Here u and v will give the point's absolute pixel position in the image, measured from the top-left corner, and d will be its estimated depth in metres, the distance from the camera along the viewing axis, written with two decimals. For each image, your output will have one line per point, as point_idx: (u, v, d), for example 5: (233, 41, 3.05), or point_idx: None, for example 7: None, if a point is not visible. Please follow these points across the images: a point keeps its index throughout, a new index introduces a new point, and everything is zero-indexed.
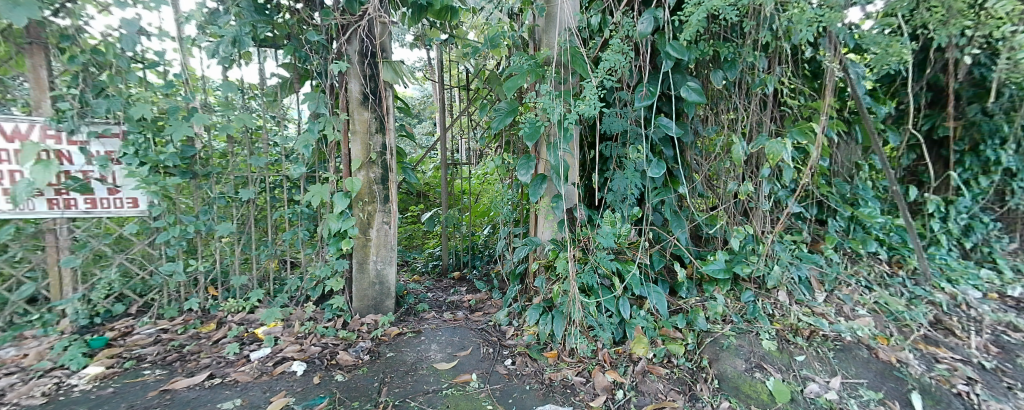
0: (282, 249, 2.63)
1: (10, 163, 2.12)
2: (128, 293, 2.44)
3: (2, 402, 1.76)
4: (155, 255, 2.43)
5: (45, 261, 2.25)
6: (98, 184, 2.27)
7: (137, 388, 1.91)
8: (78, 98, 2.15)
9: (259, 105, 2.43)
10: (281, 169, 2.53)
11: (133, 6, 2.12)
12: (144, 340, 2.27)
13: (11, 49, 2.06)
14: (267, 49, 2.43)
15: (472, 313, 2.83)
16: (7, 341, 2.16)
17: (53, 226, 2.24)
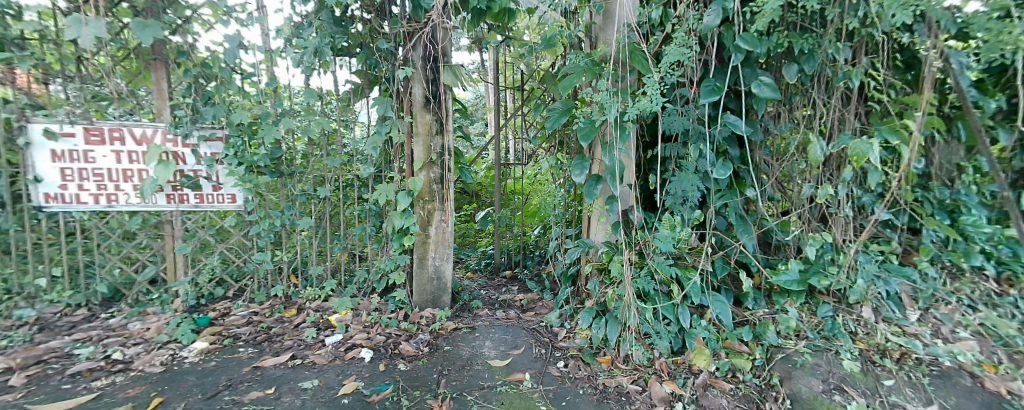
0: (353, 243, 2.82)
1: (139, 164, 2.50)
2: (225, 278, 2.75)
3: (132, 368, 2.06)
4: (248, 245, 2.71)
5: (163, 248, 2.64)
6: (206, 181, 2.59)
7: (235, 363, 2.14)
8: (191, 106, 2.46)
9: (334, 110, 2.61)
10: (351, 169, 2.71)
11: (233, 23, 2.39)
12: (239, 321, 2.55)
13: (142, 64, 2.44)
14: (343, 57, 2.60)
15: (524, 313, 2.86)
16: (135, 315, 2.53)
17: (170, 217, 2.61)
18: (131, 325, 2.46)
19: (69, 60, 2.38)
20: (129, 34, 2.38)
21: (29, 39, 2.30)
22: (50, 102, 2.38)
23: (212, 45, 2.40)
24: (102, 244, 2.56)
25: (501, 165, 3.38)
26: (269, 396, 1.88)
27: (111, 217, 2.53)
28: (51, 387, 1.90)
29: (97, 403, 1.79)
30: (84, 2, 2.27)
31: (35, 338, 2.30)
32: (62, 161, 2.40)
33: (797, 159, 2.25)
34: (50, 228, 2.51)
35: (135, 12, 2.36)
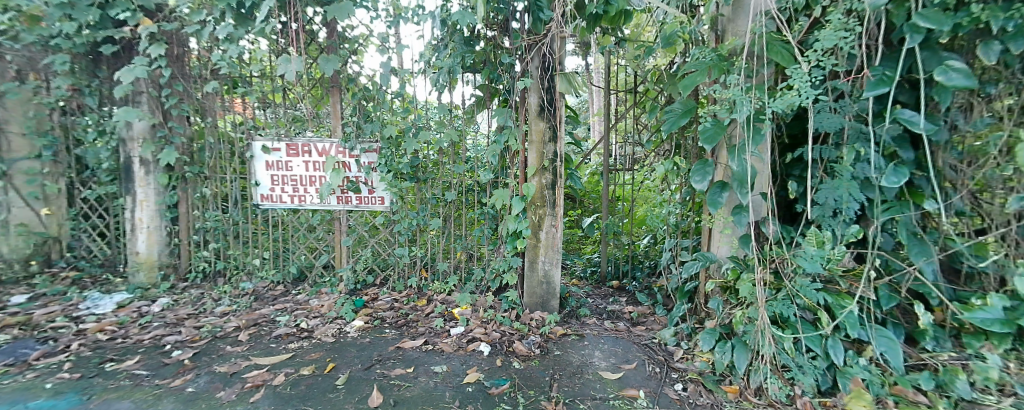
0: (472, 244, 3.06)
1: (319, 171, 3.14)
2: (374, 268, 3.25)
3: (313, 336, 2.59)
4: (392, 241, 3.16)
5: (333, 240, 3.26)
6: (364, 185, 3.10)
7: (383, 342, 2.52)
8: (356, 123, 2.99)
9: (461, 121, 2.88)
10: (474, 175, 2.95)
11: (387, 52, 2.83)
12: (384, 306, 2.98)
13: (324, 91, 3.04)
14: (469, 74, 2.85)
15: (634, 327, 2.74)
16: (313, 294, 3.17)
17: (339, 215, 3.19)
18: (310, 301, 3.09)
19: (278, 92, 3.11)
20: (316, 68, 2.97)
21: (252, 77, 3.09)
22: (264, 125, 3.15)
23: (370, 74, 2.91)
24: (295, 235, 3.28)
25: (609, 172, 3.26)
26: (408, 374, 2.17)
27: (302, 213, 3.23)
28: (263, 344, 2.49)
29: (292, 361, 2.29)
30: (287, 46, 2.95)
31: (253, 305, 3.05)
32: (272, 170, 3.16)
33: (1000, 162, 1.71)
34: (263, 221, 3.30)
35: (319, 50, 2.98)
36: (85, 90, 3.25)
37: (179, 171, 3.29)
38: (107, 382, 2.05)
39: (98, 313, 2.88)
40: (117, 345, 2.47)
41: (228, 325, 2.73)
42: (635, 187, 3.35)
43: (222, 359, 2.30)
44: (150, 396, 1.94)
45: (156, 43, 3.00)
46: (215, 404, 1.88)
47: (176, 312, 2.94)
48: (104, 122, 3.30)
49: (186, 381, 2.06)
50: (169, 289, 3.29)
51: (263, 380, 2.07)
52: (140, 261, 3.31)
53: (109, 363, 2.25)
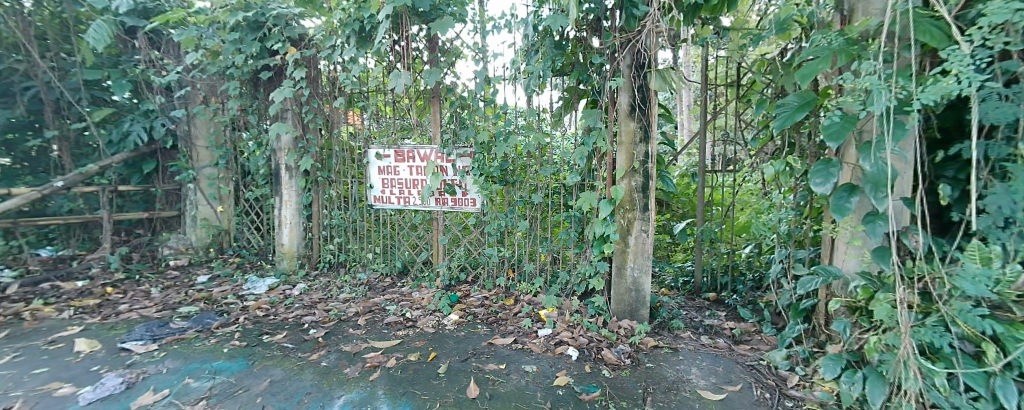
0: (559, 246, 3.05)
1: (421, 175, 3.44)
2: (466, 266, 3.44)
3: (416, 326, 2.84)
4: (482, 241, 3.32)
5: (431, 238, 3.54)
6: (458, 188, 3.30)
7: (475, 337, 2.65)
8: (453, 130, 3.20)
9: (548, 124, 2.90)
10: (560, 178, 2.94)
11: (481, 61, 2.97)
12: (475, 302, 3.14)
13: (425, 101, 3.32)
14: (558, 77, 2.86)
15: (737, 345, 2.48)
16: (414, 287, 3.47)
17: (436, 215, 3.45)
18: (412, 293, 3.39)
19: (388, 104, 3.47)
20: (420, 81, 3.26)
21: (369, 92, 3.51)
22: (377, 134, 3.56)
23: (466, 83, 3.10)
24: (400, 232, 3.64)
25: (706, 172, 2.99)
26: (501, 370, 2.25)
27: (406, 213, 3.56)
28: (377, 330, 2.81)
29: (400, 347, 2.54)
30: (396, 62, 3.29)
31: (367, 294, 3.46)
32: (383, 174, 3.55)
33: None
34: (374, 220, 3.73)
35: (424, 63, 3.26)
36: (249, 110, 4.01)
37: (313, 176, 3.87)
38: (265, 351, 2.50)
39: (255, 293, 3.52)
40: (270, 321, 3.00)
41: (348, 310, 3.13)
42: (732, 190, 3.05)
43: (346, 340, 2.65)
44: (295, 366, 2.31)
45: (298, 68, 3.58)
46: (342, 378, 2.16)
47: (309, 296, 3.46)
48: (260, 136, 4.03)
49: (320, 356, 2.42)
50: (304, 276, 3.88)
51: (379, 362, 2.33)
52: (284, 252, 3.96)
53: (264, 335, 2.74)
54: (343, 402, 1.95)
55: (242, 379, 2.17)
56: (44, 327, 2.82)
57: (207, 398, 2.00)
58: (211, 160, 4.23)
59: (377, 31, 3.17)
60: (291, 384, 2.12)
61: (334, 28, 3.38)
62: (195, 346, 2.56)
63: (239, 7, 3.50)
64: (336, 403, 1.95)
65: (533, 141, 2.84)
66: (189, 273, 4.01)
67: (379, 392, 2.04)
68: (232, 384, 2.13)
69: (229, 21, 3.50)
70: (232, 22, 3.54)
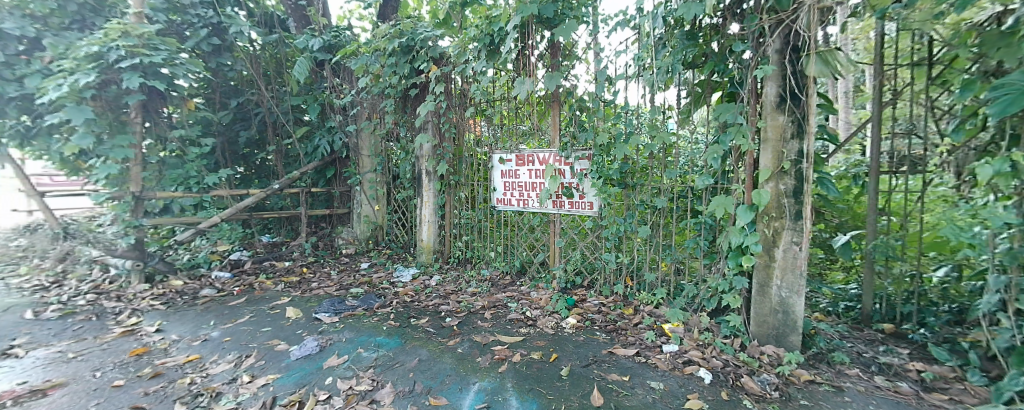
0: (684, 255, 2.83)
1: (540, 178, 3.56)
2: (582, 270, 3.44)
3: (536, 326, 2.95)
4: (599, 245, 3.28)
5: (548, 240, 3.63)
6: (575, 191, 3.31)
7: (594, 344, 2.63)
8: (573, 134, 3.24)
9: (675, 122, 2.74)
10: (688, 181, 2.74)
11: (604, 62, 2.95)
12: (593, 308, 3.11)
13: (545, 105, 3.42)
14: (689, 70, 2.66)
15: (928, 393, 1.98)
16: (533, 287, 3.61)
17: (553, 218, 3.54)
18: (530, 293, 3.54)
19: (513, 111, 3.68)
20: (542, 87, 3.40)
21: (496, 101, 3.76)
22: (502, 140, 3.81)
23: (586, 86, 3.11)
24: (520, 233, 3.83)
25: (878, 173, 2.45)
26: (625, 382, 2.18)
27: (526, 215, 3.73)
28: (501, 325, 3.00)
29: (524, 344, 2.67)
30: (520, 70, 3.49)
31: (491, 289, 3.71)
32: (506, 177, 3.78)
33: None
34: (497, 220, 3.99)
35: (545, 68, 3.36)
36: (401, 123, 4.69)
37: (447, 179, 4.31)
38: (413, 332, 2.90)
39: (402, 281, 4.09)
40: (415, 306, 3.45)
41: (476, 304, 3.41)
42: (915, 196, 2.45)
43: (476, 330, 2.89)
44: (437, 349, 2.61)
45: (439, 83, 4.04)
46: (475, 366, 2.37)
47: (443, 287, 3.88)
48: (408, 145, 4.65)
49: (456, 343, 2.69)
50: (438, 268, 4.35)
51: (505, 356, 2.49)
52: (423, 247, 4.49)
53: (412, 318, 3.17)
54: (477, 389, 2.14)
55: (398, 355, 2.54)
56: (266, 296, 3.73)
57: (373, 367, 2.41)
58: (371, 167, 5.04)
59: (505, 42, 3.39)
60: (434, 365, 2.41)
61: (467, 45, 3.72)
62: (363, 322, 3.10)
63: (395, 35, 4.10)
64: (472, 389, 2.15)
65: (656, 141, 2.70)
66: (355, 260, 4.84)
67: (508, 384, 2.17)
68: (391, 358, 2.51)
69: (388, 48, 4.14)
70: (390, 49, 4.20)
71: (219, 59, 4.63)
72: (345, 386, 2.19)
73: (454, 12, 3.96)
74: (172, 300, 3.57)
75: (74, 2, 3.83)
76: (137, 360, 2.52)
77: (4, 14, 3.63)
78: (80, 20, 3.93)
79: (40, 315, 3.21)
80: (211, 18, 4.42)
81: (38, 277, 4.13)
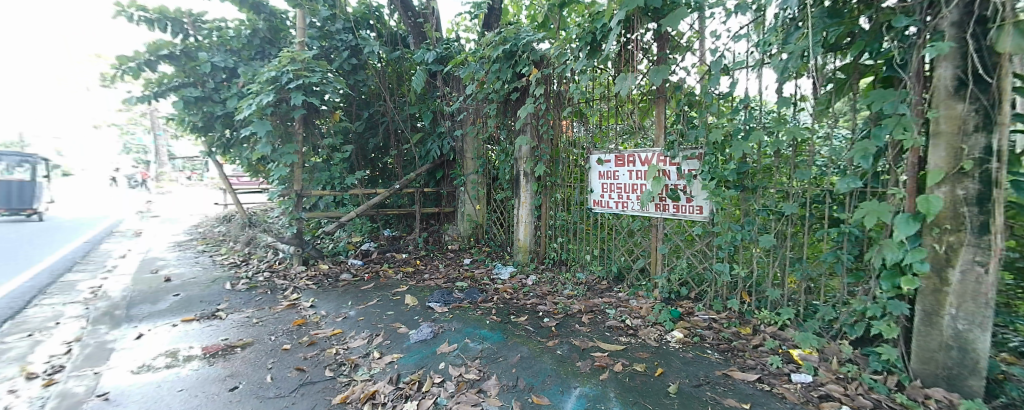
0: (819, 272, 2.48)
1: (641, 179, 3.39)
2: (689, 280, 3.22)
3: (638, 335, 2.85)
4: (710, 254, 3.04)
5: (650, 246, 3.47)
6: (682, 193, 3.11)
7: (706, 363, 2.45)
8: (681, 131, 3.02)
9: (809, 116, 2.42)
10: (824, 183, 2.39)
11: (720, 53, 2.72)
12: (702, 323, 2.91)
13: (649, 102, 3.29)
14: (829, 55, 2.31)
15: None
16: (632, 295, 3.49)
17: (656, 222, 3.37)
18: (629, 300, 3.42)
19: (613, 109, 3.60)
20: (647, 81, 3.26)
21: (595, 99, 3.71)
22: (601, 140, 3.75)
23: (696, 79, 2.91)
24: (618, 237, 3.74)
25: None
26: None
27: (625, 218, 3.60)
28: (602, 330, 2.96)
29: (626, 354, 2.60)
30: (623, 67, 3.40)
31: (587, 294, 3.67)
32: (604, 179, 3.70)
33: None
34: (594, 222, 3.93)
35: (652, 63, 3.23)
36: (502, 126, 4.87)
37: (544, 181, 4.39)
38: (515, 329, 3.02)
39: (501, 278, 4.29)
40: (514, 304, 3.58)
41: (573, 307, 3.42)
42: None
43: (574, 334, 2.90)
44: (536, 348, 2.69)
45: (541, 84, 4.10)
46: (576, 370, 2.39)
47: (540, 287, 3.96)
48: (507, 147, 4.82)
49: (555, 344, 2.73)
50: (534, 268, 4.45)
51: (607, 363, 2.46)
52: (520, 246, 4.64)
53: (512, 315, 3.30)
54: (578, 394, 2.16)
55: (501, 349, 2.67)
56: (389, 283, 4.22)
57: (479, 358, 2.57)
58: (474, 168, 5.33)
59: (608, 38, 3.26)
60: (535, 363, 2.48)
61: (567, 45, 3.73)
62: (469, 314, 3.32)
63: (500, 42, 4.26)
64: (574, 393, 2.17)
65: (788, 136, 2.36)
66: (459, 256, 5.20)
67: (611, 394, 2.15)
68: (495, 351, 2.66)
69: (493, 55, 4.34)
70: (495, 55, 4.37)
71: (355, 76, 5.36)
72: (456, 372, 2.38)
73: (553, 13, 3.99)
74: (320, 281, 4.24)
75: (258, 37, 4.76)
76: (298, 329, 3.06)
77: (215, 51, 4.68)
78: (261, 51, 4.88)
79: (235, 287, 4.08)
80: (351, 41, 5.21)
81: (233, 256, 5.27)
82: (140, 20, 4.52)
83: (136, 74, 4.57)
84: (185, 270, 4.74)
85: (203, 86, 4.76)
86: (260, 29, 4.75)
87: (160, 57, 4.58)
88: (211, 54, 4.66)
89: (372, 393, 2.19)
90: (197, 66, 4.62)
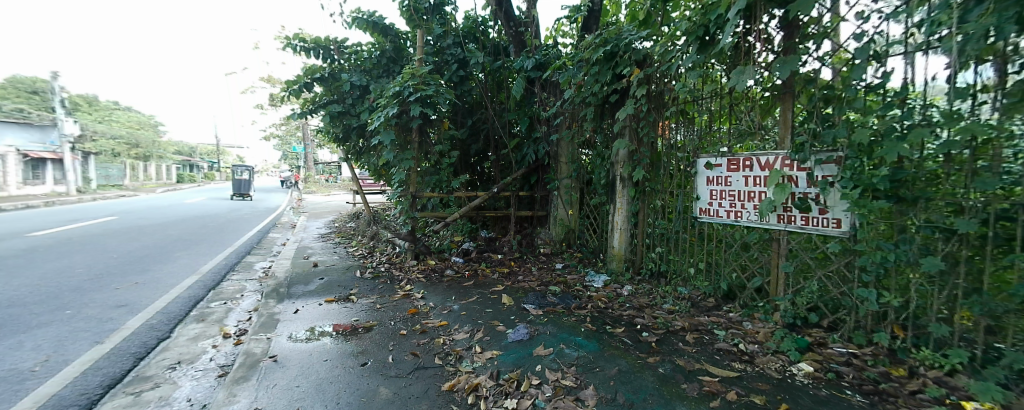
0: (1007, 308, 2.00)
1: (760, 186, 3.07)
2: (820, 306, 2.83)
3: (755, 363, 2.58)
4: (850, 277, 2.62)
5: (770, 263, 3.13)
6: (814, 204, 2.73)
7: (845, 405, 2.10)
8: (813, 131, 2.63)
9: (994, 109, 1.95)
10: (1017, 196, 1.91)
11: (867, 37, 2.35)
12: (838, 357, 2.53)
13: (773, 100, 2.98)
14: None
15: None
16: (746, 317, 3.18)
17: (779, 235, 3.02)
18: (743, 323, 3.13)
19: (726, 108, 3.33)
20: (769, 76, 2.95)
21: (704, 98, 3.47)
22: (712, 142, 3.47)
23: (833, 71, 2.56)
24: (729, 251, 3.44)
25: None
26: None
27: (738, 228, 3.28)
28: (711, 352, 2.75)
29: (741, 382, 2.37)
30: (741, 61, 3.11)
31: (691, 311, 3.43)
32: (713, 185, 3.41)
33: None
34: (700, 233, 3.66)
35: (776, 55, 2.91)
36: (598, 129, 4.72)
37: (642, 186, 4.20)
38: (612, 340, 2.95)
39: (595, 286, 4.23)
40: (610, 314, 3.50)
41: (674, 323, 3.23)
42: None
43: (677, 353, 2.74)
44: (636, 363, 2.60)
45: (646, 85, 3.93)
46: (681, 393, 2.25)
47: (637, 299, 3.81)
48: (603, 151, 4.70)
49: (657, 362, 2.60)
50: (629, 279, 4.29)
51: (717, 390, 2.27)
52: (613, 254, 4.51)
53: (609, 326, 3.24)
54: None
55: (598, 360, 2.63)
56: (486, 282, 4.44)
57: (575, 365, 2.57)
58: (568, 173, 5.32)
59: (723, 31, 2.97)
60: (636, 379, 2.40)
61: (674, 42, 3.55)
62: (564, 320, 3.34)
63: (601, 44, 4.04)
64: None
65: (961, 135, 1.93)
66: (551, 260, 5.24)
67: None
68: (591, 360, 2.63)
69: (592, 58, 4.13)
70: (594, 58, 4.17)
71: (462, 87, 5.77)
72: (553, 377, 2.42)
73: (656, 9, 3.81)
74: (429, 275, 4.64)
75: (385, 57, 5.44)
76: (412, 318, 3.39)
77: (353, 72, 5.43)
78: (387, 69, 5.53)
79: (363, 275, 4.68)
80: (459, 55, 5.67)
81: (360, 248, 6.04)
82: (301, 49, 5.42)
83: (297, 94, 5.50)
84: (327, 258, 5.59)
85: (343, 102, 5.55)
86: (387, 50, 5.41)
87: (315, 79, 5.43)
88: (350, 74, 5.42)
89: (475, 385, 2.33)
90: (340, 85, 5.42)
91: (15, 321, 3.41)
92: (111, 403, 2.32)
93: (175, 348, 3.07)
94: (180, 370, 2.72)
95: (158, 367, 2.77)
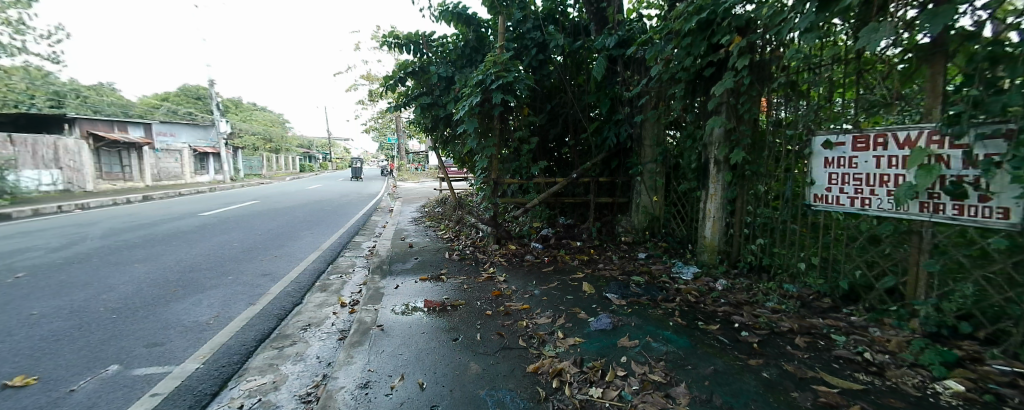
0: None
1: (895, 167, 2.63)
2: (976, 313, 2.36)
3: (884, 376, 2.25)
4: (1021, 281, 2.14)
5: (906, 260, 2.68)
6: (972, 189, 2.26)
7: None
8: (974, 98, 2.15)
9: None
10: None
11: None
12: (999, 377, 2.10)
13: (918, 63, 2.49)
14: None
15: None
16: (874, 322, 2.78)
17: (919, 227, 2.56)
18: (868, 329, 2.74)
19: (852, 76, 2.88)
20: (913, 34, 2.47)
21: (822, 66, 3.02)
22: (832, 117, 3.02)
23: (1007, 20, 2.05)
24: (850, 245, 3.01)
25: None
26: None
27: (864, 217, 2.86)
28: (826, 359, 2.46)
29: (867, 396, 2.08)
30: (875, 17, 2.64)
31: (800, 311, 3.08)
32: (833, 167, 3.00)
33: None
34: (812, 222, 3.25)
35: (923, 7, 2.42)
36: (689, 109, 4.38)
37: (741, 170, 3.83)
38: (705, 337, 2.77)
39: (684, 279, 4.00)
40: (702, 309, 3.29)
41: (780, 324, 2.93)
42: None
43: (784, 357, 2.49)
44: (735, 364, 2.42)
45: (749, 55, 3.53)
46: (790, 401, 2.04)
47: (733, 294, 3.52)
48: (695, 132, 4.35)
49: (759, 365, 2.40)
50: (724, 272, 3.98)
51: (836, 403, 2.02)
52: (705, 244, 4.20)
53: (700, 322, 3.05)
54: None
55: (690, 357, 2.50)
56: (566, 269, 4.43)
57: (664, 361, 2.47)
58: (653, 157, 5.03)
59: None
60: (735, 381, 2.23)
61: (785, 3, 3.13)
62: (650, 312, 3.21)
63: (694, 12, 3.70)
64: None
65: None
66: (633, 249, 5.06)
67: None
68: (682, 357, 2.50)
69: (684, 29, 3.79)
70: (686, 30, 3.85)
71: (543, 71, 5.71)
72: (640, 370, 2.36)
73: None
74: (511, 259, 4.76)
75: (469, 47, 5.62)
76: (497, 299, 3.52)
77: (440, 63, 5.68)
78: (471, 60, 5.75)
79: (451, 257, 4.96)
80: (540, 38, 5.61)
81: (447, 232, 6.40)
82: (394, 45, 5.80)
83: (391, 87, 5.92)
84: (419, 240, 6.02)
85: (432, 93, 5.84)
86: (471, 39, 5.57)
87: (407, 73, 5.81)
88: (437, 65, 5.67)
89: (560, 370, 2.36)
90: (428, 77, 5.70)
91: (193, 283, 4.22)
92: (263, 354, 2.78)
93: (305, 312, 3.56)
94: (311, 331, 3.16)
95: (294, 327, 3.24)
